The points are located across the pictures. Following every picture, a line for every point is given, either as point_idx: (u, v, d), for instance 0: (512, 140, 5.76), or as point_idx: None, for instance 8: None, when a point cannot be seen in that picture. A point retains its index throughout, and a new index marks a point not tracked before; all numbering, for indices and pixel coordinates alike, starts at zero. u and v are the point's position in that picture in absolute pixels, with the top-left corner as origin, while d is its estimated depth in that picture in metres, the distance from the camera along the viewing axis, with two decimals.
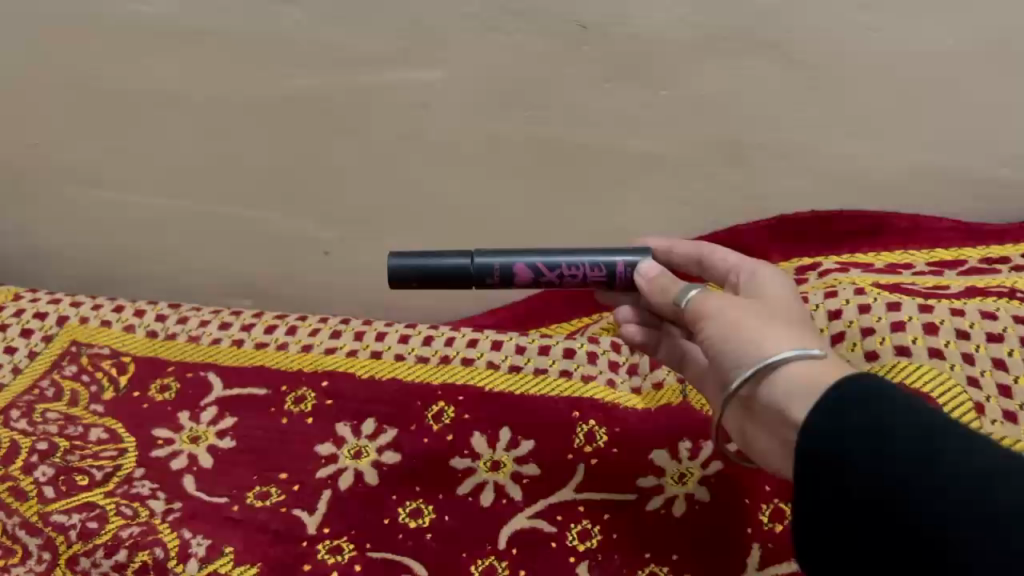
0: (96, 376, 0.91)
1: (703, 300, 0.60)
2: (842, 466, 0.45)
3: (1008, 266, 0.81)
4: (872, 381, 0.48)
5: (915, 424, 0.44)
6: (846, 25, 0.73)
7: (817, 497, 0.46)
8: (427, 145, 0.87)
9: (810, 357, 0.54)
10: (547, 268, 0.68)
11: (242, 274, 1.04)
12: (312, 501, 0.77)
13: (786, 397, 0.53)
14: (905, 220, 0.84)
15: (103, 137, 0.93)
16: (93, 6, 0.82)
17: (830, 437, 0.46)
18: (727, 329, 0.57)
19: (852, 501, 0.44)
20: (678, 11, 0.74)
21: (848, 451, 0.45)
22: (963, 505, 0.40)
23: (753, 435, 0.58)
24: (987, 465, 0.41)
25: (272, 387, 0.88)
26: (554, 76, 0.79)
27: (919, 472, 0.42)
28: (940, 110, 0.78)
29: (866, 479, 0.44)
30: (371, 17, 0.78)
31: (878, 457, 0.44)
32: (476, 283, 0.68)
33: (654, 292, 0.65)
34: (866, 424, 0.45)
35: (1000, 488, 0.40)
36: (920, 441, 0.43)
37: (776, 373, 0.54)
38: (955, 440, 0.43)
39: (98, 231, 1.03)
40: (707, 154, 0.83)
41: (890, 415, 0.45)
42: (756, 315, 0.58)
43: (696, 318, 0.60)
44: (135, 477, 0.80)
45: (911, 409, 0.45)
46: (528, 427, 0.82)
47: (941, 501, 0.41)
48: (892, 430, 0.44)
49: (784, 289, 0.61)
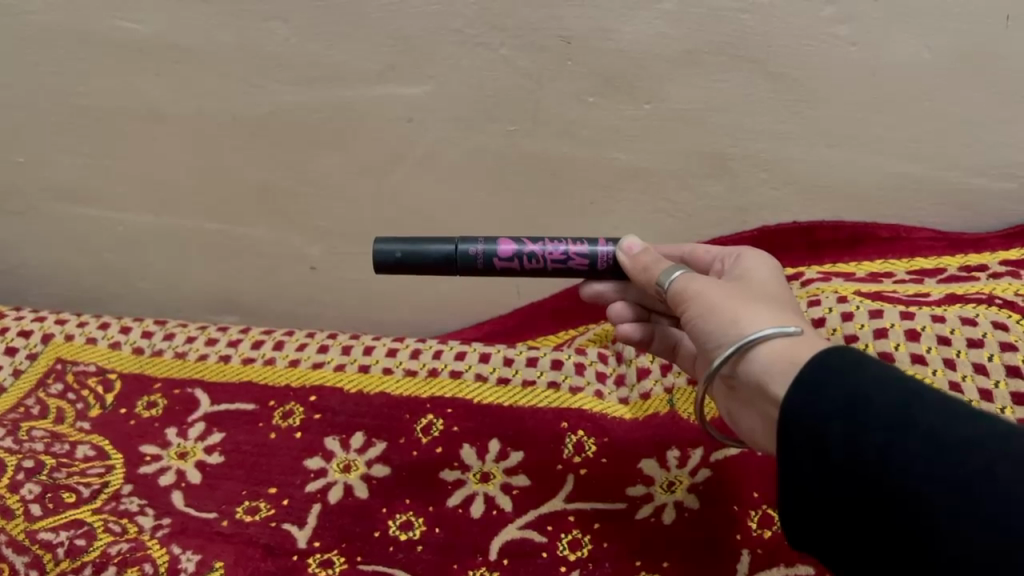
0: (83, 394, 0.91)
1: (685, 282, 0.60)
2: (823, 438, 0.45)
3: (986, 274, 0.84)
4: (847, 353, 0.48)
5: (890, 394, 0.44)
6: (826, 38, 0.74)
7: (798, 472, 0.46)
8: (413, 162, 0.88)
9: (786, 335, 0.53)
10: (530, 244, 0.67)
11: (229, 289, 1.05)
12: (302, 515, 0.78)
13: (764, 374, 0.53)
14: (885, 231, 0.86)
15: (89, 154, 0.94)
16: (82, 23, 0.83)
17: (808, 412, 0.46)
18: (707, 311, 0.58)
19: (833, 475, 0.44)
20: (659, 26, 0.75)
21: (827, 422, 0.45)
22: (941, 472, 0.41)
23: (739, 413, 0.59)
24: (962, 429, 0.42)
25: (260, 402, 0.89)
26: (538, 91, 0.80)
27: (896, 443, 0.42)
28: (920, 121, 0.78)
29: (846, 450, 0.44)
30: (354, 34, 0.79)
31: (855, 431, 0.44)
32: (459, 256, 0.67)
33: (637, 267, 0.65)
34: (842, 396, 0.45)
35: (974, 451, 0.41)
36: (896, 407, 0.43)
37: (753, 351, 0.54)
38: (928, 405, 0.43)
39: (87, 247, 1.03)
40: (690, 166, 0.83)
41: (865, 387, 0.45)
42: (737, 297, 0.58)
43: (679, 300, 0.60)
44: (123, 494, 0.80)
45: (885, 378, 0.45)
46: (517, 439, 0.82)
47: (920, 468, 0.41)
48: (869, 399, 0.44)
49: (766, 275, 0.62)
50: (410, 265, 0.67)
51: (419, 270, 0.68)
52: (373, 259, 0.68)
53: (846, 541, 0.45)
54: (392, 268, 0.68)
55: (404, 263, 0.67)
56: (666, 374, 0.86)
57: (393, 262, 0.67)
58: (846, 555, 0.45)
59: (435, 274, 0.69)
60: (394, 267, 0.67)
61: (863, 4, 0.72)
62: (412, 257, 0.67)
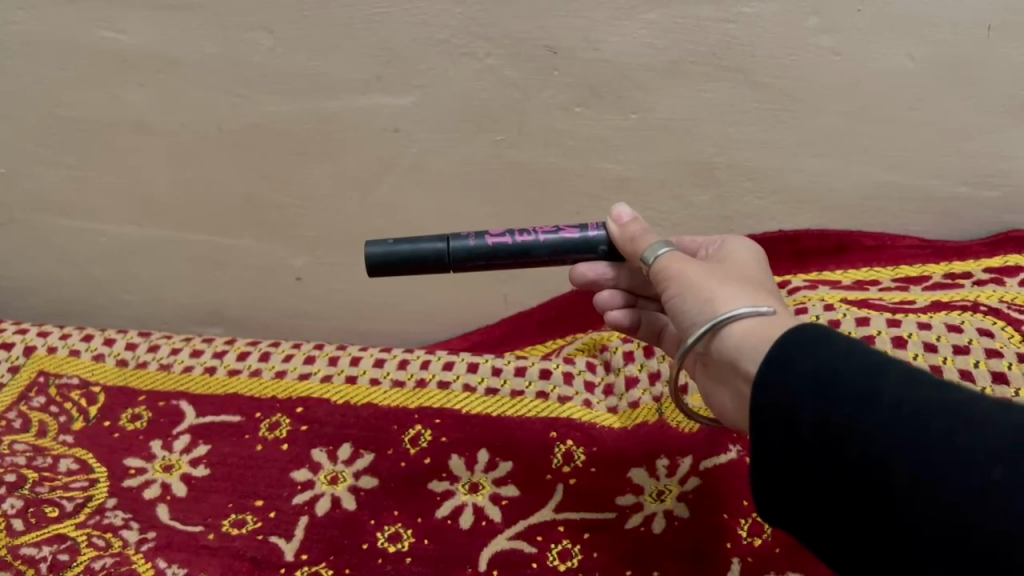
0: (66, 407, 0.91)
1: (668, 260, 0.60)
2: (793, 413, 0.45)
3: (970, 281, 0.85)
4: (816, 329, 0.48)
5: (854, 367, 0.44)
6: (810, 48, 0.74)
7: (771, 448, 0.46)
8: (400, 172, 0.88)
9: (759, 315, 0.54)
10: (519, 230, 0.67)
11: (214, 301, 1.04)
12: (289, 528, 0.77)
13: (736, 351, 0.53)
14: (870, 240, 0.87)
15: (72, 167, 0.93)
16: (65, 34, 0.82)
17: (779, 388, 0.46)
18: (685, 290, 0.58)
19: (805, 451, 0.44)
20: (644, 36, 0.75)
21: (797, 398, 0.45)
22: (906, 440, 0.41)
23: (711, 391, 0.59)
24: (924, 397, 0.42)
25: (246, 414, 0.88)
26: (525, 101, 0.80)
27: (861, 413, 0.42)
28: (902, 130, 0.79)
29: (816, 424, 0.44)
30: (339, 43, 0.79)
31: (822, 404, 0.44)
32: (451, 239, 0.66)
33: (624, 239, 0.65)
34: (811, 370, 0.45)
35: (935, 417, 0.41)
36: (861, 378, 0.44)
37: (727, 328, 0.54)
38: (892, 375, 0.43)
39: (71, 259, 1.02)
40: (676, 175, 0.84)
41: (832, 360, 0.45)
42: (716, 277, 0.58)
43: (660, 278, 0.60)
44: (107, 508, 0.80)
45: (851, 352, 0.45)
46: (506, 449, 0.82)
47: (885, 437, 0.41)
48: (834, 373, 0.44)
49: (747, 259, 0.63)
50: (402, 248, 0.65)
51: (411, 255, 0.65)
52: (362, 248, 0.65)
53: (821, 516, 0.45)
54: (383, 256, 0.65)
55: (396, 247, 0.65)
56: (655, 384, 0.85)
57: (384, 248, 0.65)
58: (822, 529, 0.45)
59: (425, 267, 0.66)
60: (385, 253, 0.65)
61: (845, 15, 0.72)
62: (404, 241, 0.66)
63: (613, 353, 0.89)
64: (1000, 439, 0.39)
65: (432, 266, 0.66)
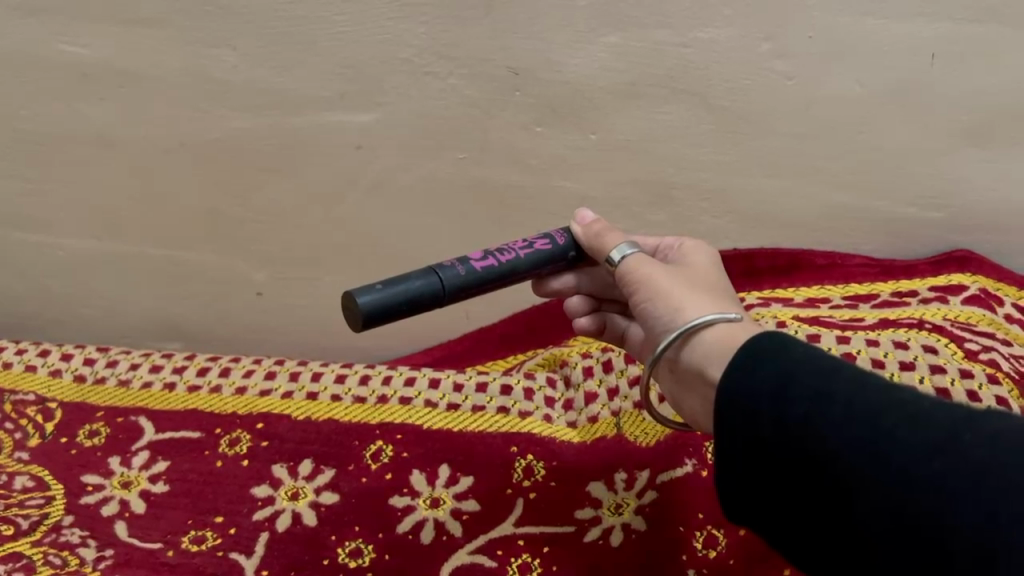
0: (21, 423, 0.90)
1: (636, 263, 0.62)
2: (754, 415, 0.47)
3: (917, 299, 0.87)
4: (778, 336, 0.50)
5: (811, 371, 0.46)
6: (763, 72, 0.77)
7: (735, 449, 0.48)
8: (362, 190, 0.88)
9: (727, 321, 0.57)
10: (498, 250, 0.64)
11: (173, 317, 1.04)
12: (249, 543, 0.77)
13: (703, 358, 0.56)
14: (820, 258, 0.90)
15: (28, 180, 0.92)
16: (25, 47, 0.82)
17: (741, 390, 0.48)
18: (654, 295, 0.60)
19: (766, 449, 0.46)
20: (602, 59, 0.77)
21: (758, 401, 0.47)
22: (857, 438, 0.43)
23: (681, 397, 0.60)
24: (875, 398, 0.44)
25: (206, 430, 0.88)
26: (488, 121, 0.82)
27: (818, 413, 0.44)
28: (851, 154, 0.82)
29: (776, 425, 0.46)
30: (303, 61, 0.80)
31: (781, 406, 0.46)
32: (442, 272, 0.61)
33: (588, 235, 0.67)
34: (771, 373, 0.47)
35: (884, 414, 0.43)
36: (818, 380, 0.45)
37: (697, 336, 0.57)
38: (846, 377, 0.45)
39: (26, 274, 1.01)
40: (634, 194, 0.86)
41: (791, 364, 0.47)
42: (683, 285, 0.60)
43: (627, 281, 0.62)
44: (64, 526, 0.79)
45: (808, 356, 0.47)
46: (467, 464, 0.82)
47: (838, 434, 0.43)
48: (794, 376, 0.46)
49: (707, 261, 0.65)
50: (398, 292, 0.58)
51: (408, 297, 0.59)
52: (352, 302, 0.57)
53: (782, 514, 0.47)
54: (377, 305, 0.58)
55: (390, 292, 0.58)
56: (613, 398, 0.86)
57: (378, 296, 0.58)
58: (782, 525, 0.47)
59: (423, 305, 0.60)
60: (382, 300, 0.58)
61: (797, 41, 0.75)
62: (394, 283, 0.59)
63: (572, 368, 0.90)
64: (940, 432, 0.41)
65: (430, 303, 0.60)
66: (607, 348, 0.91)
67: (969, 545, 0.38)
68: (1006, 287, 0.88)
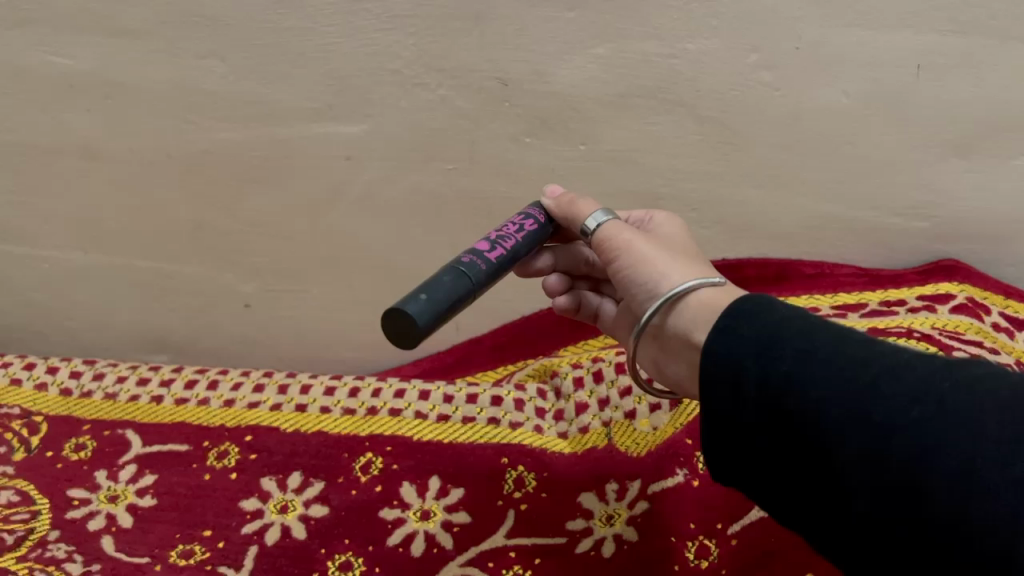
0: (6, 437, 0.89)
1: (615, 230, 0.62)
2: (738, 376, 0.48)
3: (905, 307, 0.89)
4: (761, 299, 0.51)
5: (794, 330, 0.47)
6: (752, 84, 0.77)
7: (721, 409, 0.49)
8: (351, 200, 0.88)
9: (711, 284, 0.58)
10: (499, 237, 0.63)
11: (160, 328, 1.03)
12: (238, 557, 0.77)
13: (689, 324, 0.56)
14: (809, 267, 0.91)
15: (13, 192, 0.91)
16: (9, 58, 0.82)
17: (724, 352, 0.49)
18: (636, 261, 0.61)
19: (750, 409, 0.47)
20: (590, 69, 0.77)
21: (742, 363, 0.48)
22: (839, 389, 0.43)
23: (666, 364, 0.61)
24: (859, 353, 0.45)
25: (193, 443, 0.87)
26: (477, 131, 0.82)
27: (801, 369, 0.45)
28: (839, 164, 0.83)
29: (759, 385, 0.47)
30: (290, 71, 0.79)
31: (764, 365, 0.47)
32: (467, 268, 0.59)
33: (562, 205, 0.67)
34: (755, 334, 0.48)
35: (866, 368, 0.44)
36: (800, 339, 0.47)
37: (684, 301, 0.58)
38: (829, 335, 0.47)
39: (10, 286, 1.00)
40: (622, 204, 0.86)
41: (775, 325, 0.48)
42: (663, 252, 0.61)
43: (606, 248, 0.63)
44: (50, 540, 0.78)
45: (791, 319, 0.48)
46: (457, 475, 0.82)
47: (820, 387, 0.44)
48: (777, 336, 0.47)
49: (681, 231, 0.66)
50: (442, 296, 0.56)
51: (451, 299, 0.56)
52: (409, 318, 0.53)
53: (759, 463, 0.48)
54: (431, 314, 0.54)
55: (437, 299, 0.55)
56: (604, 408, 0.86)
57: (428, 305, 0.55)
58: (768, 484, 0.49)
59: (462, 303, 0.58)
60: (433, 308, 0.55)
61: (784, 53, 0.75)
62: (434, 290, 0.56)
63: (563, 379, 0.90)
64: (918, 383, 0.42)
65: (467, 300, 0.58)
66: (597, 358, 0.91)
67: (946, 486, 0.39)
68: (993, 297, 0.89)
